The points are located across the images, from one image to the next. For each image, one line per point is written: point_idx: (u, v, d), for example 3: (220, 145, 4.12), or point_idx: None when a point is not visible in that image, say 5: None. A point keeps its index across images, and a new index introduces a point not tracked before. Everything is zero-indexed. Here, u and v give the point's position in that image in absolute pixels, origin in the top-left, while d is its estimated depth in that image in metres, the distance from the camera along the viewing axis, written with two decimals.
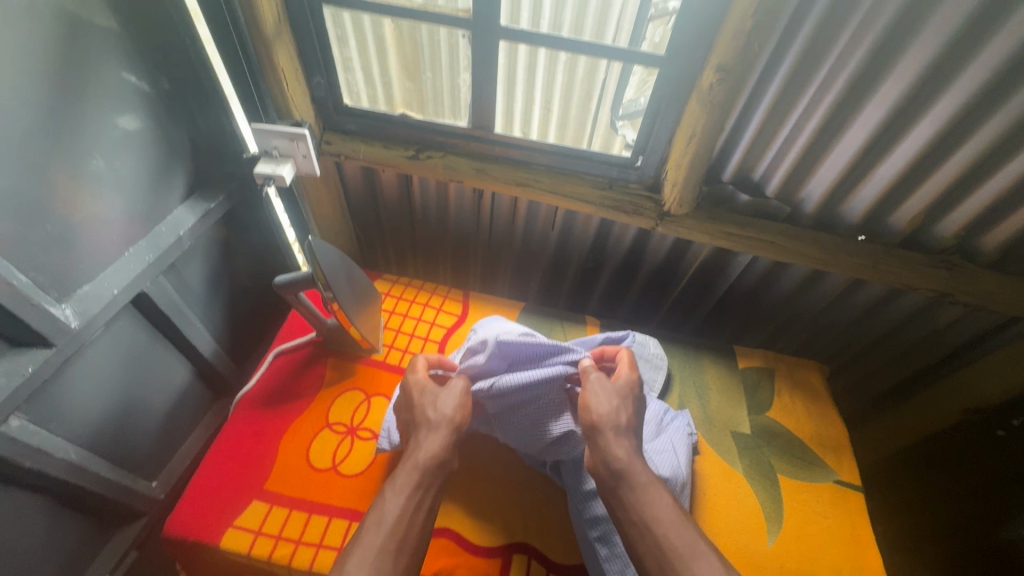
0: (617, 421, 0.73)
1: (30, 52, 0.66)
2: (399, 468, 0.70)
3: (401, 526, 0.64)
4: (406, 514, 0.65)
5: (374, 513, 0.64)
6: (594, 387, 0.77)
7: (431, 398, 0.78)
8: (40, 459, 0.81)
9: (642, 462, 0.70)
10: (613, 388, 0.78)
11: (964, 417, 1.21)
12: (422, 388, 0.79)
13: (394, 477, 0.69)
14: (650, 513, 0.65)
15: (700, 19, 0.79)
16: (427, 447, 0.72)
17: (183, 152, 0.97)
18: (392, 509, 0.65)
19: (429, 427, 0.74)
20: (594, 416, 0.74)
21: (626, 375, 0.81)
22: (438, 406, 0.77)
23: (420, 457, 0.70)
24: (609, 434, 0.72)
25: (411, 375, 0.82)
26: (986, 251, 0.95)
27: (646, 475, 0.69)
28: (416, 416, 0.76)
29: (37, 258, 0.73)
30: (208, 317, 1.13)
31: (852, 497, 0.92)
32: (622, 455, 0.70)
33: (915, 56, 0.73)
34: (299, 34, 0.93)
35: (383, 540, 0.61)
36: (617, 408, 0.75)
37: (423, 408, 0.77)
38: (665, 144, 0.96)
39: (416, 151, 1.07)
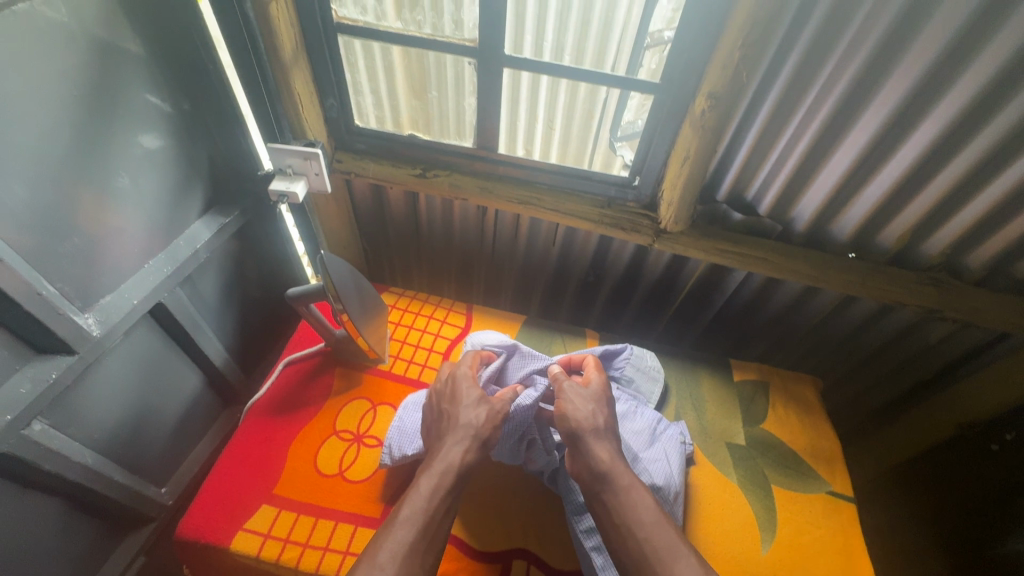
0: (596, 426, 0.76)
1: (67, 78, 0.71)
2: (433, 470, 0.71)
3: (431, 530, 0.66)
4: (436, 518, 0.67)
5: (408, 511, 0.66)
6: (568, 395, 0.80)
7: (479, 406, 0.79)
8: (58, 463, 0.84)
9: (624, 465, 0.73)
10: (586, 394, 0.81)
11: (959, 431, 1.22)
12: (469, 393, 0.81)
13: (429, 476, 0.70)
14: (634, 515, 0.67)
15: (693, 49, 0.83)
16: (459, 451, 0.73)
17: (202, 170, 1.01)
18: (423, 509, 0.67)
19: (468, 431, 0.76)
20: (570, 423, 0.76)
21: (595, 382, 0.85)
22: (481, 414, 0.78)
23: (455, 461, 0.72)
24: (590, 440, 0.75)
25: (460, 375, 0.84)
26: (973, 268, 0.99)
27: (627, 477, 0.72)
28: (457, 418, 0.77)
29: (63, 269, 0.77)
30: (220, 327, 1.17)
31: (844, 508, 0.94)
32: (603, 460, 0.73)
33: (895, 85, 0.77)
34: (314, 60, 0.98)
35: (414, 542, 0.63)
36: (593, 414, 0.78)
37: (462, 411, 0.78)
38: (661, 164, 1.00)
39: (423, 170, 1.11)
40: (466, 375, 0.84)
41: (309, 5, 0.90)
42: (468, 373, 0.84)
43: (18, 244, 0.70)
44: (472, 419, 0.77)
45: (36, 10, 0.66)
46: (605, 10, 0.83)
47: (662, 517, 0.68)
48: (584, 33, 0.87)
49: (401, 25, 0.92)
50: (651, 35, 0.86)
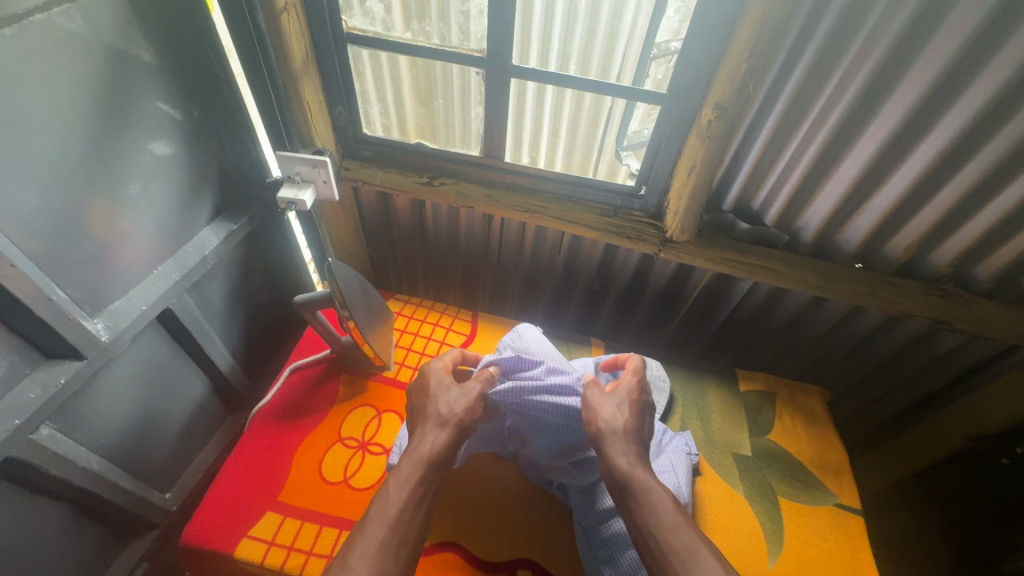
0: (616, 430, 0.76)
1: (82, 87, 0.72)
2: (403, 462, 0.72)
3: (403, 520, 0.65)
4: (407, 510, 0.66)
5: (379, 503, 0.67)
6: (591, 400, 0.80)
7: (447, 396, 0.80)
8: (64, 468, 0.84)
9: (643, 467, 0.73)
10: (612, 398, 0.81)
11: (969, 444, 1.21)
12: (438, 386, 0.82)
13: (399, 471, 0.70)
14: (652, 517, 0.67)
15: (700, 60, 0.84)
16: (430, 442, 0.74)
17: (212, 178, 1.02)
18: (395, 502, 0.67)
19: (437, 423, 0.76)
20: (593, 428, 0.77)
21: (626, 385, 0.84)
22: (449, 403, 0.79)
23: (425, 452, 0.73)
24: (607, 444, 0.75)
25: (431, 369, 0.85)
26: (981, 280, 0.98)
27: (646, 480, 0.71)
28: (427, 410, 0.79)
29: (74, 275, 0.78)
30: (226, 333, 1.17)
31: (852, 520, 0.93)
32: (620, 463, 0.73)
33: (902, 96, 0.77)
34: (324, 70, 0.99)
35: (386, 533, 0.63)
36: (615, 417, 0.78)
37: (433, 405, 0.79)
38: (668, 174, 1.00)
39: (431, 178, 1.12)
40: (438, 371, 0.85)
41: (319, 16, 0.91)
42: (440, 367, 0.86)
43: (31, 250, 0.71)
44: (442, 409, 0.78)
45: (53, 20, 0.67)
46: (612, 22, 0.83)
47: (681, 519, 0.67)
48: (590, 44, 0.88)
49: (410, 35, 0.93)
50: (658, 46, 0.86)
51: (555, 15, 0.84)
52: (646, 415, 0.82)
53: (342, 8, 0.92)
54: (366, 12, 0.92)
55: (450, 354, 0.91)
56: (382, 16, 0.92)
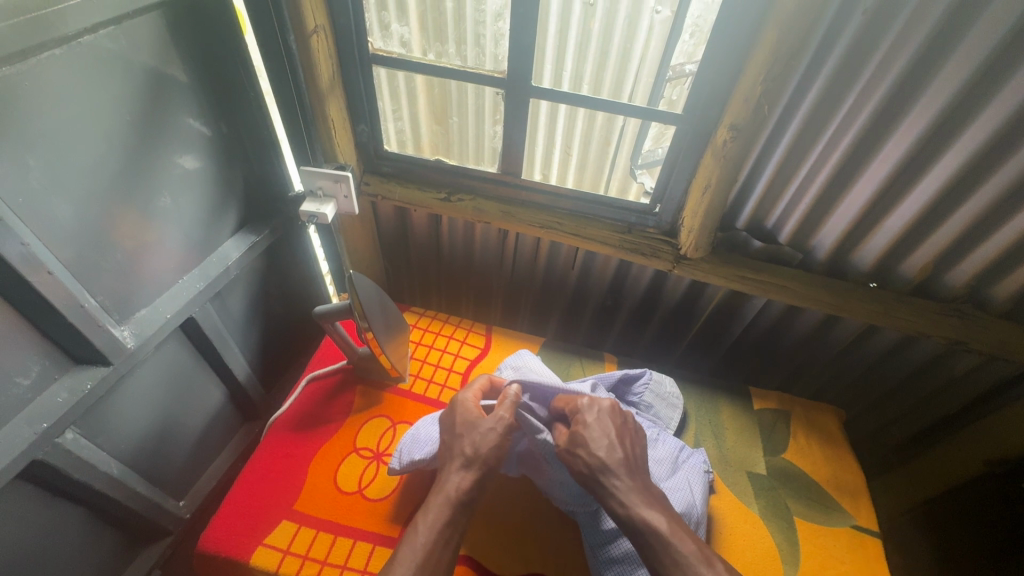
0: (602, 469, 0.74)
1: (120, 104, 0.76)
2: (431, 503, 0.72)
3: (431, 561, 0.66)
4: (435, 551, 0.67)
5: (407, 544, 0.68)
6: (563, 454, 0.79)
7: (473, 436, 0.79)
8: (86, 472, 0.86)
9: (639, 499, 0.71)
10: (576, 441, 0.78)
11: (988, 469, 1.19)
12: (462, 420, 0.81)
13: (426, 512, 0.71)
14: (657, 560, 0.66)
15: (715, 82, 0.86)
16: (456, 481, 0.74)
17: (237, 192, 1.06)
18: (422, 544, 0.68)
19: (463, 462, 0.76)
20: (583, 478, 0.75)
21: (580, 414, 0.81)
22: (474, 442, 0.78)
23: (451, 492, 0.73)
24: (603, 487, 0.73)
25: (456, 400, 0.86)
26: (998, 301, 0.98)
27: (643, 515, 0.69)
28: (452, 448, 0.78)
29: (104, 283, 0.81)
30: (245, 342, 1.19)
31: (870, 542, 0.91)
32: (617, 505, 0.71)
33: (916, 119, 0.79)
34: (349, 89, 1.03)
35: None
36: (593, 458, 0.75)
37: (461, 444, 0.78)
38: (682, 192, 1.02)
39: (448, 194, 1.15)
40: (461, 398, 0.85)
41: (346, 38, 0.95)
42: (467, 397, 0.85)
43: (66, 258, 0.74)
44: (470, 446, 0.77)
45: (98, 42, 0.71)
46: (628, 44, 0.86)
47: (687, 554, 0.66)
48: (605, 66, 0.90)
49: (431, 56, 0.97)
50: (673, 68, 0.88)
51: (573, 37, 0.87)
52: (629, 439, 0.80)
53: (368, 30, 0.95)
54: (389, 34, 0.95)
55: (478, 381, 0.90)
56: (405, 37, 0.95)
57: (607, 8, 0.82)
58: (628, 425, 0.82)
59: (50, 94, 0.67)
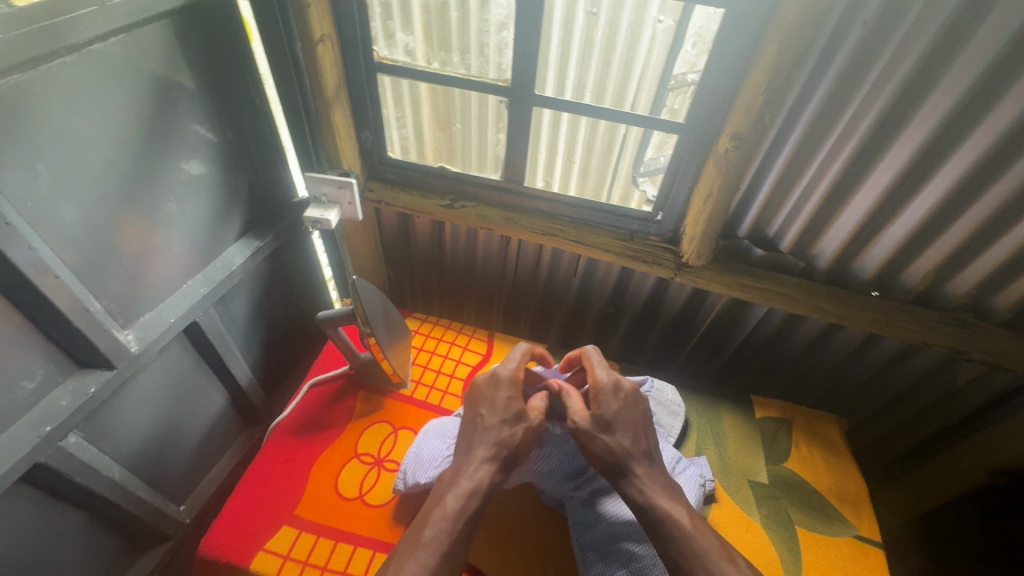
0: (623, 458, 0.73)
1: (129, 110, 0.77)
2: (461, 490, 0.69)
3: (453, 551, 0.64)
4: (458, 540, 0.65)
5: (433, 528, 0.66)
6: (581, 433, 0.75)
7: (516, 429, 0.76)
8: (88, 475, 0.86)
9: (659, 490, 0.71)
10: (599, 424, 0.75)
11: (990, 478, 1.18)
12: (506, 411, 0.77)
13: (452, 498, 0.69)
14: (677, 551, 0.66)
15: (717, 92, 0.86)
16: (487, 471, 0.71)
17: (241, 197, 1.06)
18: (447, 531, 0.65)
19: (492, 451, 0.73)
20: (601, 463, 0.74)
21: (602, 396, 0.78)
22: (514, 435, 0.75)
23: (481, 483, 0.70)
24: (623, 475, 0.72)
25: (501, 378, 0.81)
26: (1000, 311, 0.98)
27: (664, 506, 0.70)
28: (487, 436, 0.75)
29: (109, 287, 0.81)
30: (247, 347, 1.20)
31: (873, 553, 0.91)
32: (636, 493, 0.71)
33: (915, 130, 0.79)
34: (354, 97, 1.03)
35: (438, 565, 0.62)
36: (617, 444, 0.74)
37: (496, 430, 0.75)
38: (683, 201, 1.03)
39: (451, 201, 1.15)
40: (510, 376, 0.81)
41: (351, 47, 0.96)
42: (512, 378, 0.81)
43: (72, 263, 0.75)
44: (505, 438, 0.74)
45: (108, 49, 0.72)
46: (630, 53, 0.87)
47: (709, 549, 0.66)
48: (608, 75, 0.91)
49: (435, 65, 0.97)
50: (675, 78, 0.89)
51: (576, 45, 0.88)
52: (646, 427, 0.80)
53: (373, 39, 0.96)
54: (395, 43, 0.96)
55: (523, 353, 0.86)
56: (409, 46, 0.96)
57: (611, 17, 0.83)
58: (644, 412, 0.81)
59: (60, 101, 0.67)
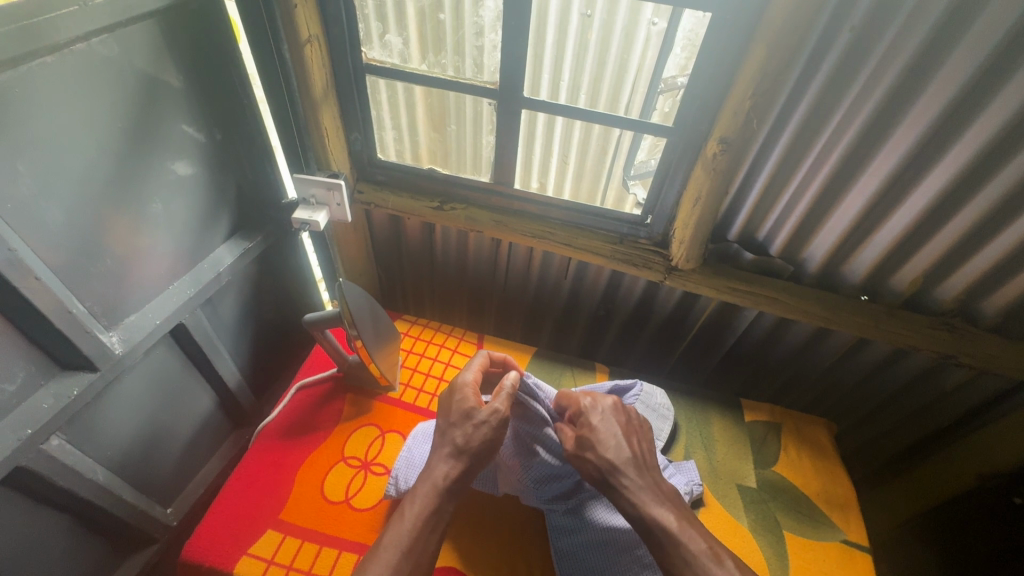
0: (612, 469, 0.72)
1: (113, 111, 0.76)
2: (417, 493, 0.69)
3: (416, 550, 0.64)
4: (420, 540, 0.65)
5: (393, 529, 0.66)
6: (573, 458, 0.76)
7: (466, 427, 0.74)
8: (71, 478, 0.85)
9: (651, 498, 0.70)
10: (583, 445, 0.76)
11: (979, 482, 1.18)
12: (458, 410, 0.76)
13: (412, 499, 0.69)
14: (669, 559, 0.65)
15: (706, 95, 0.86)
16: (444, 469, 0.71)
17: (229, 198, 1.06)
18: (409, 532, 0.65)
19: (453, 451, 0.72)
20: (593, 481, 0.73)
21: (586, 415, 0.79)
22: (466, 434, 0.73)
23: (438, 481, 0.70)
24: (613, 488, 0.71)
25: (461, 382, 0.79)
26: (988, 315, 0.98)
27: (655, 514, 0.68)
28: (445, 436, 0.74)
29: (92, 289, 0.80)
30: (236, 349, 1.19)
31: (860, 558, 0.91)
32: (627, 505, 0.70)
33: (903, 134, 0.80)
34: (343, 98, 1.03)
35: (399, 564, 0.62)
36: (603, 459, 0.73)
37: (453, 433, 0.74)
38: (673, 204, 1.03)
39: (441, 202, 1.15)
40: (464, 384, 0.79)
41: (340, 49, 0.95)
42: (468, 381, 0.80)
43: (55, 264, 0.74)
44: (461, 438, 0.73)
45: (92, 49, 0.71)
46: (622, 56, 0.87)
47: (697, 553, 0.65)
48: (597, 78, 0.91)
49: (425, 67, 0.97)
50: (665, 81, 0.89)
51: (568, 48, 0.88)
52: (637, 436, 0.78)
53: (362, 40, 0.96)
54: (384, 44, 0.96)
55: (479, 361, 0.85)
56: (401, 48, 0.96)
57: (602, 20, 0.82)
58: (632, 423, 0.81)
59: (41, 101, 0.67)
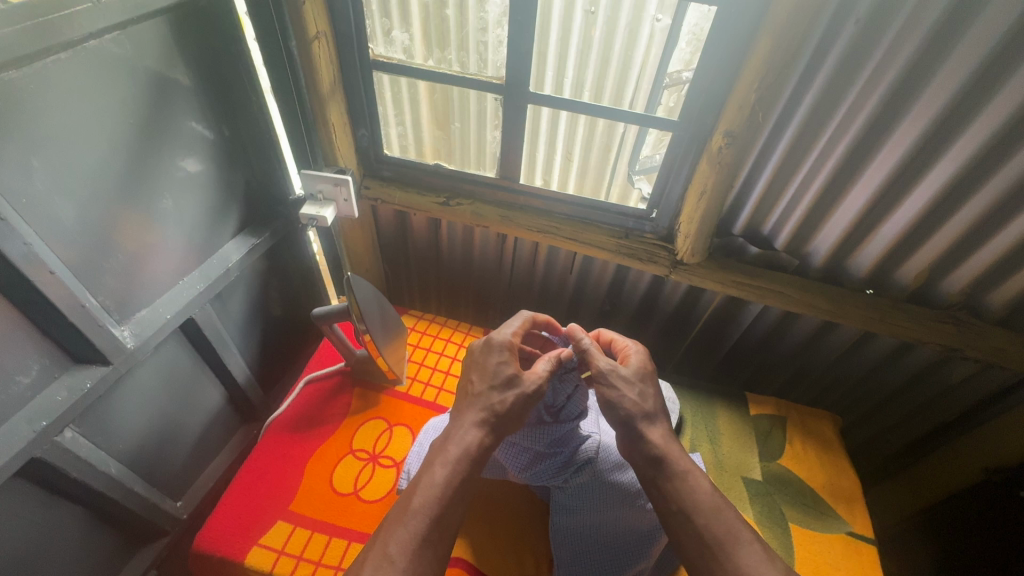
0: (648, 407, 0.73)
1: (123, 108, 0.77)
2: (449, 454, 0.67)
3: (445, 517, 0.62)
4: (448, 506, 0.63)
5: (421, 493, 0.63)
6: (616, 376, 0.75)
7: (503, 393, 0.72)
8: (84, 471, 0.86)
9: (679, 449, 0.70)
10: (633, 374, 0.77)
11: (985, 476, 1.17)
12: (497, 372, 0.74)
13: (442, 463, 0.66)
14: (688, 494, 0.65)
15: (710, 88, 0.87)
16: (476, 436, 0.69)
17: (238, 194, 1.07)
18: (438, 497, 0.63)
19: (481, 416, 0.70)
20: (625, 407, 0.72)
21: (631, 353, 0.81)
22: (504, 403, 0.72)
23: (470, 447, 0.68)
24: (643, 422, 0.71)
25: (495, 343, 0.78)
26: (994, 308, 0.98)
27: (685, 462, 0.69)
28: (475, 400, 0.72)
29: (104, 283, 0.81)
30: (244, 344, 1.20)
31: (865, 549, 0.91)
32: (659, 444, 0.70)
33: (908, 128, 0.80)
34: (350, 94, 1.04)
35: (426, 531, 0.60)
36: (646, 395, 0.75)
37: (487, 397, 0.72)
38: (677, 199, 1.03)
39: (447, 198, 1.16)
40: (502, 342, 0.78)
41: (347, 45, 0.96)
42: (506, 341, 0.78)
43: (69, 260, 0.75)
44: (494, 402, 0.71)
45: (102, 45, 0.72)
46: (627, 52, 0.87)
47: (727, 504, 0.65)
48: (604, 75, 0.91)
49: (431, 63, 0.97)
50: (670, 75, 0.89)
51: (573, 44, 0.88)
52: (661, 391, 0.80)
53: (369, 36, 0.96)
54: (390, 41, 0.97)
55: (523, 321, 0.85)
56: (406, 44, 0.96)
57: (607, 17, 0.83)
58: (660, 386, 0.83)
59: (56, 98, 0.68)
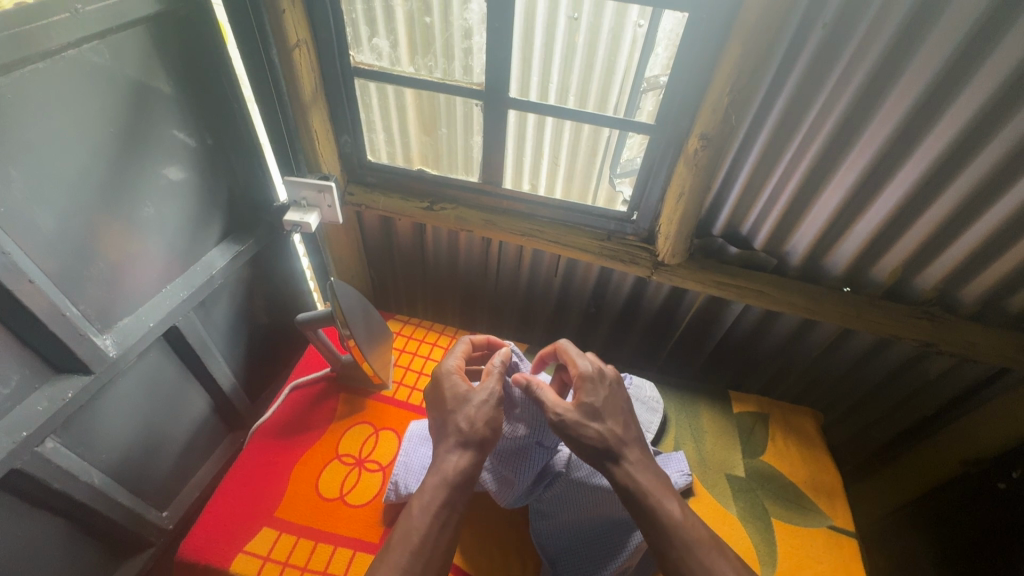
0: (613, 441, 0.70)
1: (104, 116, 0.77)
2: (429, 484, 0.68)
3: (421, 540, 0.64)
4: (430, 534, 0.64)
5: (402, 527, 0.65)
6: (568, 424, 0.71)
7: (467, 410, 0.73)
8: (66, 482, 0.86)
9: (650, 478, 0.69)
10: (586, 413, 0.72)
11: (964, 469, 1.20)
12: (453, 394, 0.76)
13: (421, 495, 0.67)
14: (660, 537, 0.65)
15: (687, 92, 0.89)
16: (453, 460, 0.70)
17: (221, 202, 1.07)
18: (418, 528, 0.64)
19: (459, 441, 0.71)
20: (586, 452, 0.70)
21: (586, 383, 0.75)
22: (469, 417, 0.73)
23: (448, 473, 0.69)
24: (610, 460, 0.69)
25: (444, 370, 0.80)
26: (967, 303, 1.01)
27: (655, 494, 0.67)
28: (447, 426, 0.73)
29: (85, 292, 0.81)
30: (229, 352, 1.19)
31: (848, 543, 0.93)
32: (625, 476, 0.68)
33: (878, 128, 0.82)
34: (332, 100, 1.05)
35: (409, 563, 0.62)
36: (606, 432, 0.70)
37: (456, 420, 0.73)
38: (657, 200, 1.05)
39: (431, 203, 1.17)
40: (450, 369, 0.80)
41: (328, 52, 0.98)
42: (453, 367, 0.81)
43: (48, 269, 0.75)
44: (463, 423, 0.72)
45: (84, 55, 0.72)
46: (610, 58, 0.89)
47: (696, 538, 0.65)
48: (587, 80, 0.93)
49: (413, 69, 0.99)
50: (648, 80, 0.91)
51: (556, 50, 0.90)
52: (627, 407, 0.77)
53: (350, 44, 0.98)
54: (373, 48, 0.98)
55: (463, 347, 0.86)
56: (389, 51, 0.97)
57: (589, 23, 0.85)
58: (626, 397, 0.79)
59: (37, 109, 0.68)
